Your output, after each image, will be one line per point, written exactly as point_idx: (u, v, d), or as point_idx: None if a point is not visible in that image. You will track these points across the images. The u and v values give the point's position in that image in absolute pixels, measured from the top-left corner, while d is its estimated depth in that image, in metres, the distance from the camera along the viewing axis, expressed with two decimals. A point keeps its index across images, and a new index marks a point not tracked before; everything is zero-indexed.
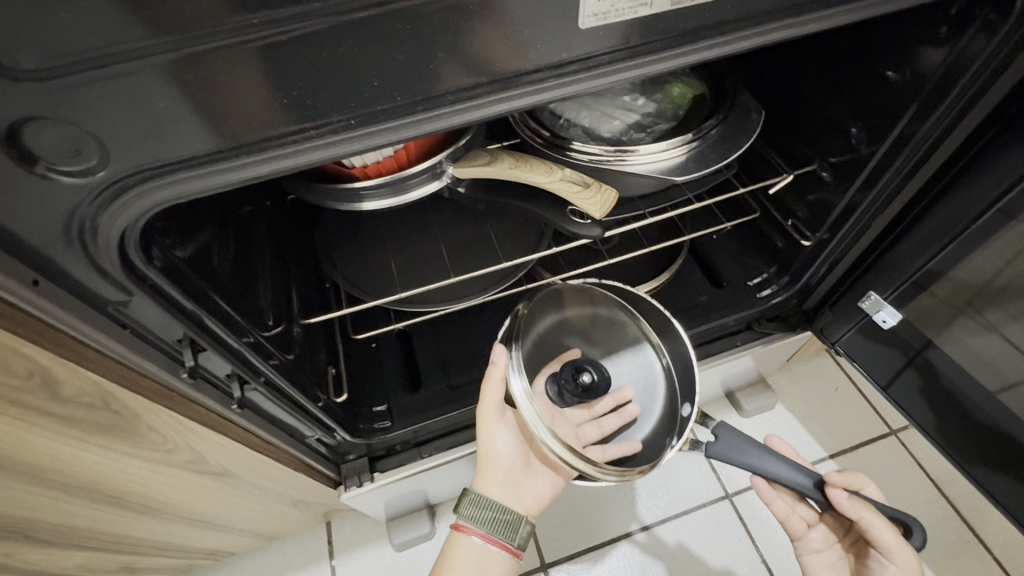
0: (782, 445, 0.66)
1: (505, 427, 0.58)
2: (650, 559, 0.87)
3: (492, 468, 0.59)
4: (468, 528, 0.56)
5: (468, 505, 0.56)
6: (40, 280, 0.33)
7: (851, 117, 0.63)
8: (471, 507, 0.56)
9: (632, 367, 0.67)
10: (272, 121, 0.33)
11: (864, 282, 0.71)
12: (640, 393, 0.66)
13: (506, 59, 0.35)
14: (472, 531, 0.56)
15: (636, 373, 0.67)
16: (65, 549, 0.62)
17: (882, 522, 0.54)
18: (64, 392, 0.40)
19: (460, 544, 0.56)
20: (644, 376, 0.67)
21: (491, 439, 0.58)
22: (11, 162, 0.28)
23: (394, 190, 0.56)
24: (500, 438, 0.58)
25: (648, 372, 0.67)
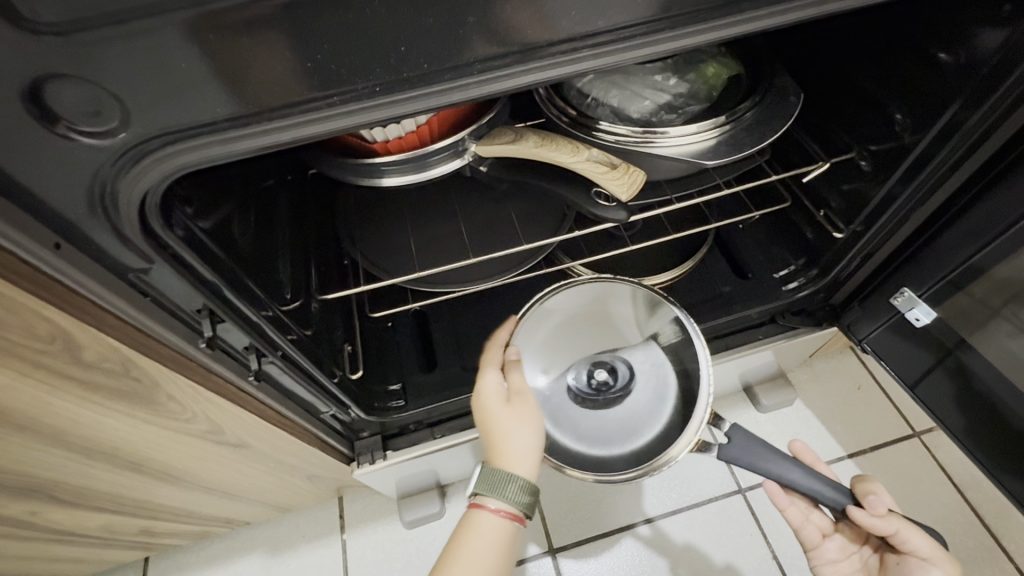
0: (807, 452, 0.65)
1: (533, 410, 0.56)
2: (654, 554, 0.87)
3: (524, 453, 0.54)
4: (509, 512, 0.53)
5: (519, 492, 0.53)
6: (63, 243, 0.33)
7: (898, 102, 0.60)
8: (520, 495, 0.53)
9: (654, 369, 0.59)
10: (295, 88, 0.31)
11: (899, 277, 0.68)
12: (647, 395, 0.58)
13: (536, 27, 0.34)
14: (511, 513, 0.53)
15: (656, 376, 0.59)
16: (89, 509, 0.64)
17: (914, 529, 0.55)
18: (86, 357, 0.40)
19: (495, 529, 0.52)
20: (655, 375, 0.59)
21: (520, 419, 0.55)
22: (33, 120, 0.28)
23: (415, 166, 0.56)
24: (530, 420, 0.55)
25: (670, 378, 0.58)
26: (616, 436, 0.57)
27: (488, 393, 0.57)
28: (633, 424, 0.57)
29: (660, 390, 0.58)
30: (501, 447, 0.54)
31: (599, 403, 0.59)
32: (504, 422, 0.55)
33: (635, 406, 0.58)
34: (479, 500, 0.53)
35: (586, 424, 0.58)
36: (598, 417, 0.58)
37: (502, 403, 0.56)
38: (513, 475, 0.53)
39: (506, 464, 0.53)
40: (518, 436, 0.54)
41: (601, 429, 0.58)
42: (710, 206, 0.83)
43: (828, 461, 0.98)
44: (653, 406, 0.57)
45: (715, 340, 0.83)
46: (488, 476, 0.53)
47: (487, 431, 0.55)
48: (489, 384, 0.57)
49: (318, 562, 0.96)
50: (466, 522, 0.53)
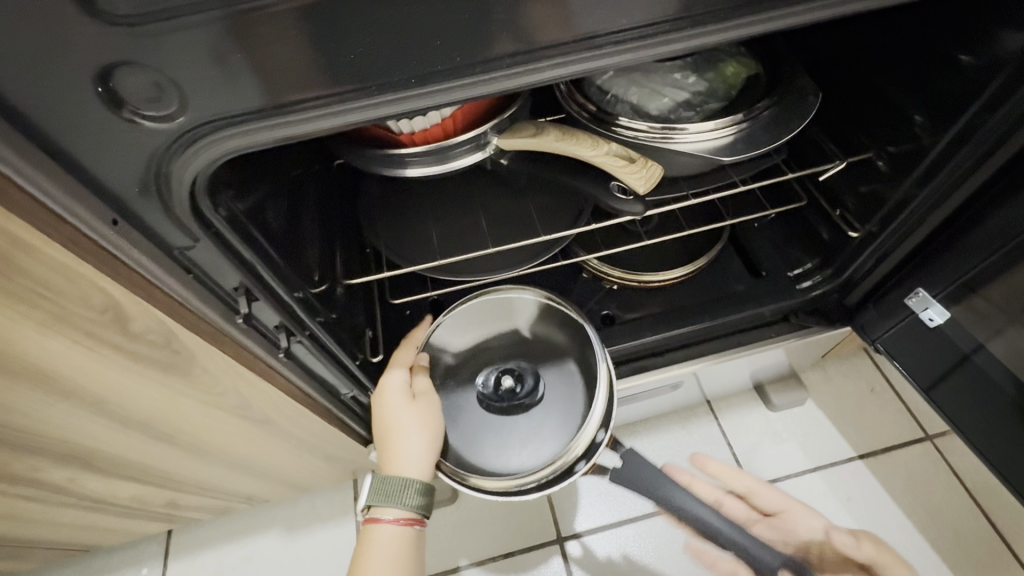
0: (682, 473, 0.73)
1: (433, 413, 0.59)
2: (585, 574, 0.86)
3: (419, 456, 0.57)
4: (406, 519, 0.56)
5: (415, 496, 0.56)
6: (119, 221, 0.36)
7: (917, 103, 0.61)
8: (416, 500, 0.56)
9: (562, 381, 0.63)
10: (336, 78, 0.34)
11: (913, 278, 0.70)
12: (554, 404, 0.62)
13: (564, 24, 0.35)
14: (409, 519, 0.57)
15: (564, 390, 0.63)
16: (122, 477, 0.67)
17: None
18: (133, 328, 0.43)
19: (392, 538, 0.55)
20: (563, 384, 0.63)
21: (419, 421, 0.58)
22: (102, 105, 0.30)
23: (439, 158, 0.58)
24: (429, 422, 0.59)
25: (577, 392, 0.63)
26: (518, 445, 0.61)
27: (391, 392, 0.59)
28: (535, 433, 0.61)
29: (565, 402, 0.62)
30: (398, 451, 0.57)
31: (504, 408, 0.62)
32: (402, 424, 0.58)
33: (538, 416, 0.62)
34: (375, 514, 0.56)
35: (491, 432, 0.62)
36: (501, 424, 0.62)
37: (405, 404, 0.59)
38: (409, 480, 0.56)
39: (400, 469, 0.56)
40: (414, 439, 0.57)
41: (504, 437, 0.61)
42: (726, 204, 0.84)
43: (837, 461, 0.99)
44: (557, 417, 0.62)
45: (727, 337, 0.84)
46: (382, 487, 0.56)
47: (386, 434, 0.58)
48: (394, 383, 0.60)
49: (332, 542, 0.99)
50: (365, 537, 0.56)
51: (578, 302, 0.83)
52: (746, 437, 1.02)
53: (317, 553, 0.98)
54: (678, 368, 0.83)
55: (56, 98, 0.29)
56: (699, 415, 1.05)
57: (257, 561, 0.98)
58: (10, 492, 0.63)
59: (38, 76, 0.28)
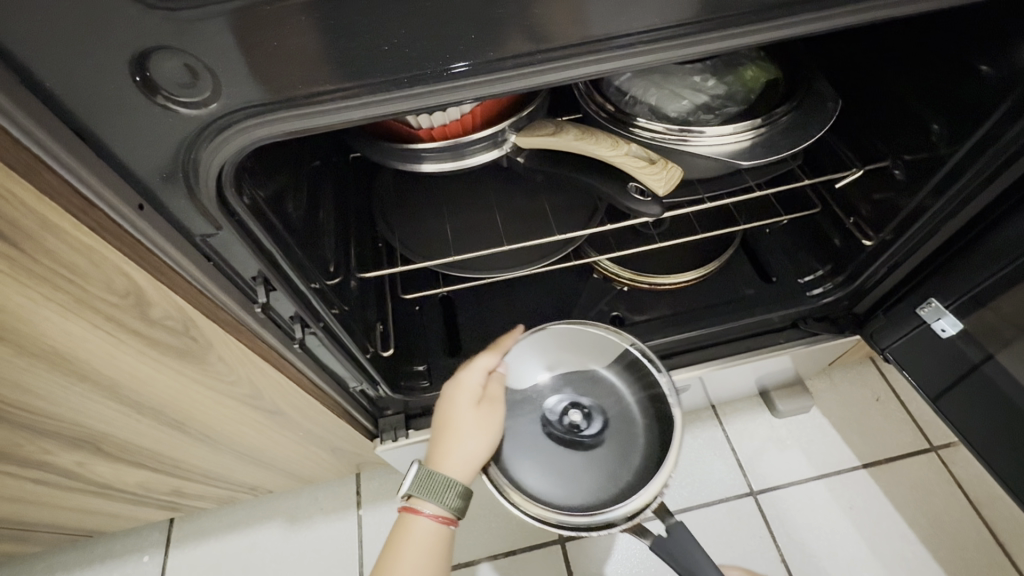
0: None
1: (496, 422, 0.58)
2: None
3: (467, 460, 0.56)
4: (443, 518, 0.55)
5: (455, 497, 0.55)
6: (145, 205, 0.36)
7: (934, 113, 0.60)
8: (455, 501, 0.55)
9: (625, 433, 0.62)
10: (370, 69, 0.34)
11: (926, 288, 0.70)
12: (612, 458, 0.60)
13: (597, 21, 0.36)
14: (445, 519, 0.56)
15: (625, 442, 0.61)
16: (130, 463, 0.68)
17: None
18: (152, 314, 0.43)
19: (428, 533, 0.54)
20: (626, 442, 0.61)
21: (480, 426, 0.57)
22: (137, 89, 0.30)
23: (453, 154, 0.58)
24: (489, 429, 0.58)
25: (636, 450, 0.60)
26: (564, 480, 0.59)
27: (463, 394, 0.59)
28: (585, 475, 0.59)
29: (623, 455, 0.60)
30: (450, 449, 0.56)
31: (565, 441, 0.61)
32: (464, 425, 0.57)
33: (592, 459, 0.61)
34: (415, 505, 0.55)
35: (542, 458, 0.60)
36: (555, 453, 0.60)
37: (471, 408, 0.59)
38: (452, 481, 0.55)
39: (447, 467, 0.56)
40: (469, 443, 0.57)
41: (553, 467, 0.59)
42: (740, 208, 0.84)
43: (839, 471, 0.99)
44: (612, 468, 0.60)
45: (735, 342, 0.84)
46: (426, 480, 0.55)
47: (444, 430, 0.58)
48: (469, 383, 0.60)
49: (333, 535, 0.99)
50: (401, 525, 0.55)
51: (587, 303, 0.83)
52: (750, 443, 1.02)
53: (318, 546, 0.98)
54: (685, 372, 0.83)
55: (89, 81, 0.29)
56: (704, 419, 1.05)
57: (259, 552, 0.99)
58: (21, 474, 0.63)
59: (74, 59, 0.28)
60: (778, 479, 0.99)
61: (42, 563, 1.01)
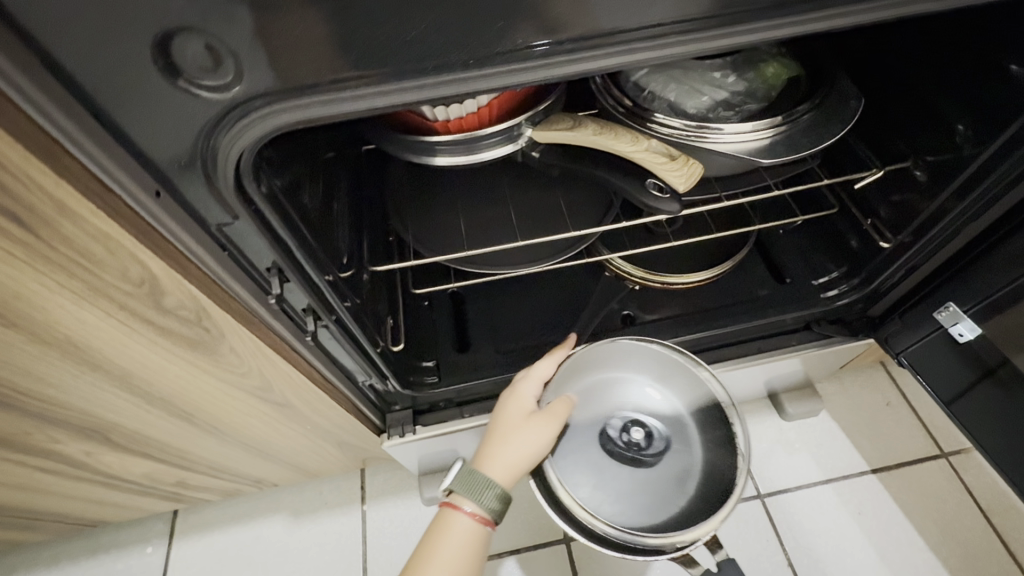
0: None
1: (549, 429, 0.58)
2: None
3: (513, 463, 0.57)
4: (481, 517, 0.55)
5: (493, 498, 0.55)
6: (162, 192, 0.35)
7: (959, 114, 0.59)
8: (494, 501, 0.55)
9: (683, 464, 0.61)
10: (396, 56, 0.33)
11: (944, 291, 0.69)
12: (668, 488, 0.60)
13: (626, 11, 0.35)
14: (483, 519, 0.55)
15: (682, 472, 0.61)
16: (137, 453, 0.67)
17: None
18: (166, 303, 0.42)
19: (466, 531, 0.54)
20: (683, 475, 0.60)
21: (530, 433, 0.58)
22: (158, 73, 0.29)
23: (466, 149, 0.57)
24: (539, 437, 0.57)
25: (693, 483, 0.59)
26: (615, 496, 0.58)
27: (517, 402, 0.61)
28: (638, 497, 0.59)
29: (679, 485, 0.60)
30: (496, 451, 0.57)
31: (622, 455, 0.61)
32: (513, 429, 0.58)
33: (646, 482, 0.60)
34: (455, 501, 0.55)
35: (595, 470, 0.60)
36: (610, 466, 0.60)
37: (523, 415, 0.60)
38: (491, 481, 0.55)
39: (490, 468, 0.56)
40: (515, 445, 0.57)
41: (606, 481, 0.59)
42: (755, 208, 0.83)
43: (848, 475, 0.98)
44: (666, 497, 0.59)
45: (746, 342, 0.83)
46: (467, 476, 0.55)
47: (495, 433, 0.59)
48: (524, 390, 0.62)
49: (337, 530, 0.99)
50: (439, 521, 0.55)
51: (599, 302, 0.82)
52: (758, 446, 1.02)
53: (322, 540, 0.98)
54: None
55: (108, 63, 0.28)
56: None
57: (263, 545, 0.99)
58: (27, 462, 0.63)
59: (92, 39, 0.27)
60: (785, 482, 0.98)
61: (46, 552, 1.01)
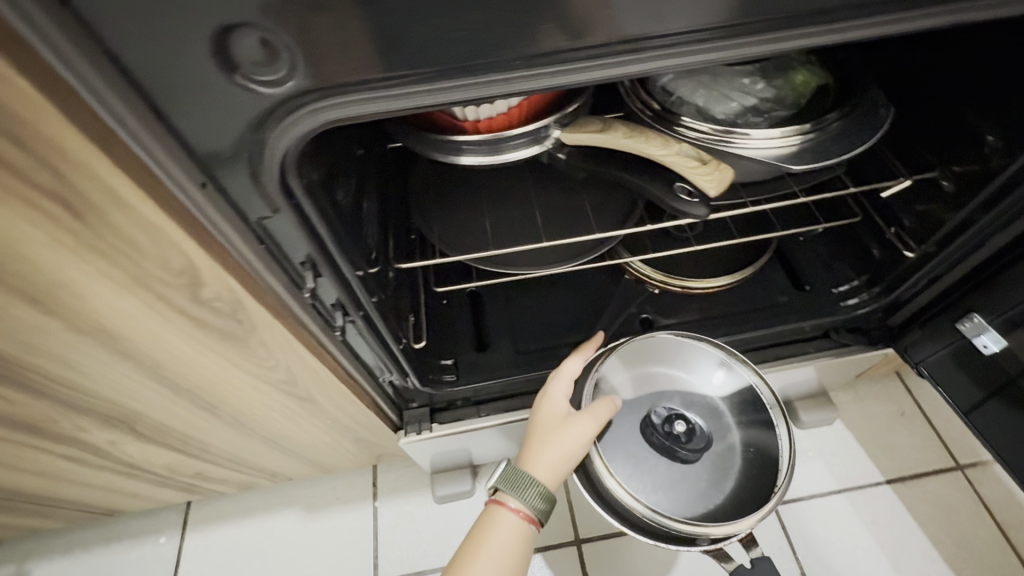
0: None
1: (589, 426, 0.58)
2: None
3: (556, 462, 0.57)
4: (527, 515, 0.55)
5: (537, 497, 0.56)
6: (208, 184, 0.35)
7: (988, 124, 0.59)
8: (538, 499, 0.56)
9: (718, 462, 0.62)
10: (446, 55, 0.33)
11: (970, 302, 0.68)
12: (704, 482, 0.61)
13: (669, 16, 0.35)
14: (527, 517, 0.56)
15: (716, 469, 0.62)
16: (158, 444, 0.68)
17: None
18: (204, 294, 0.43)
19: (513, 528, 0.55)
20: (719, 473, 0.62)
21: (572, 434, 0.57)
22: (215, 68, 0.30)
23: (490, 148, 0.57)
24: (580, 438, 0.57)
25: (726, 482, 0.61)
26: (653, 486, 0.59)
27: (551, 402, 0.61)
28: (675, 486, 0.60)
29: (712, 482, 0.61)
30: (538, 450, 0.57)
31: (662, 447, 0.61)
32: (554, 430, 0.58)
33: (682, 475, 0.61)
34: (500, 498, 0.56)
35: (633, 461, 0.60)
36: (648, 457, 0.61)
37: (560, 414, 0.60)
38: (536, 479, 0.56)
39: (533, 468, 0.57)
40: (558, 445, 0.57)
41: (644, 471, 0.60)
42: (777, 215, 0.82)
43: (862, 485, 0.97)
44: (703, 491, 0.60)
45: (764, 349, 0.83)
46: (512, 474, 0.56)
47: (534, 434, 0.59)
48: (557, 390, 0.62)
49: (349, 525, 0.99)
50: (486, 518, 0.55)
51: (618, 305, 0.82)
52: None
53: (333, 536, 0.98)
54: None
55: (166, 57, 0.29)
56: None
57: (274, 538, 0.99)
58: (53, 449, 0.64)
59: (154, 32, 0.28)
60: (799, 491, 0.97)
61: (61, 540, 1.02)
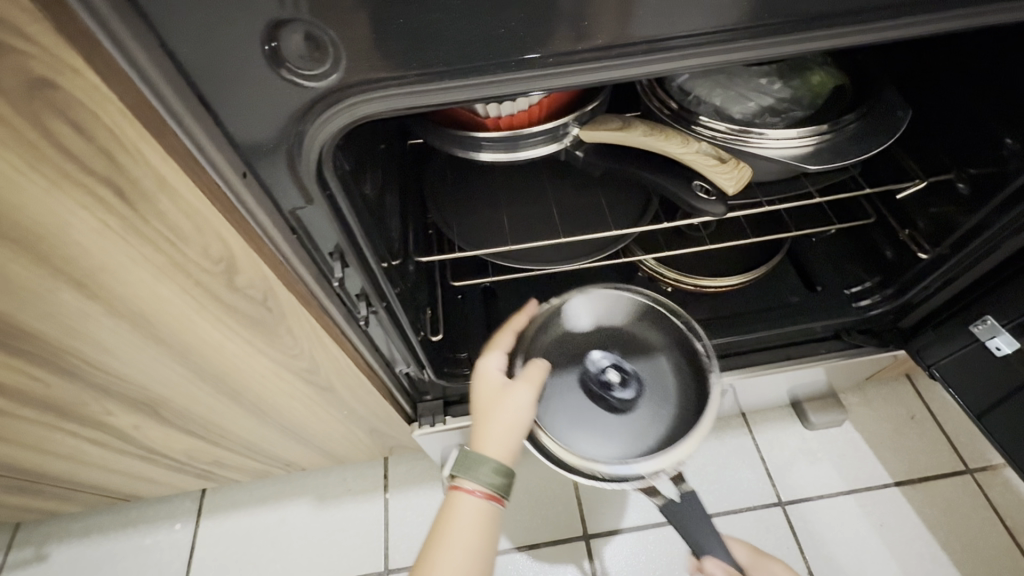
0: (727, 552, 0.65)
1: (528, 393, 0.57)
2: None
3: (503, 435, 0.56)
4: (486, 495, 0.54)
5: (492, 473, 0.54)
6: (248, 174, 0.37)
7: (1006, 127, 0.60)
8: (494, 476, 0.54)
9: (656, 406, 0.61)
10: (482, 52, 0.34)
11: (983, 305, 0.69)
12: (640, 422, 0.61)
13: (696, 17, 0.36)
14: (487, 495, 0.54)
15: (653, 408, 0.61)
16: (180, 429, 0.70)
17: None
18: (237, 281, 0.44)
19: (474, 510, 0.53)
20: (657, 412, 0.61)
21: (511, 404, 0.57)
22: (264, 61, 0.31)
23: (507, 146, 0.58)
24: (520, 406, 0.57)
25: (663, 422, 0.60)
26: (589, 433, 0.60)
27: (485, 378, 0.60)
28: (609, 431, 0.60)
29: (648, 424, 0.60)
30: (484, 429, 0.56)
31: (594, 396, 0.62)
32: (495, 402, 0.57)
33: (618, 420, 0.61)
34: (457, 484, 0.55)
35: (569, 411, 0.62)
36: (582, 405, 0.62)
37: (497, 388, 0.59)
38: (487, 456, 0.54)
39: (483, 446, 0.55)
40: (500, 417, 0.56)
41: (579, 421, 0.61)
42: (790, 216, 0.83)
43: (871, 486, 0.98)
44: (639, 432, 0.60)
45: (775, 349, 0.84)
46: (463, 457, 0.55)
47: (478, 413, 0.58)
48: (489, 365, 0.61)
49: (360, 516, 1.01)
50: (446, 508, 0.54)
51: None
52: (781, 453, 1.02)
53: (345, 526, 1.00)
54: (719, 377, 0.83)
55: (219, 51, 0.30)
56: (733, 426, 1.05)
57: (287, 528, 1.01)
58: (79, 433, 0.66)
59: (211, 26, 0.29)
60: (807, 491, 0.98)
61: (78, 524, 1.04)
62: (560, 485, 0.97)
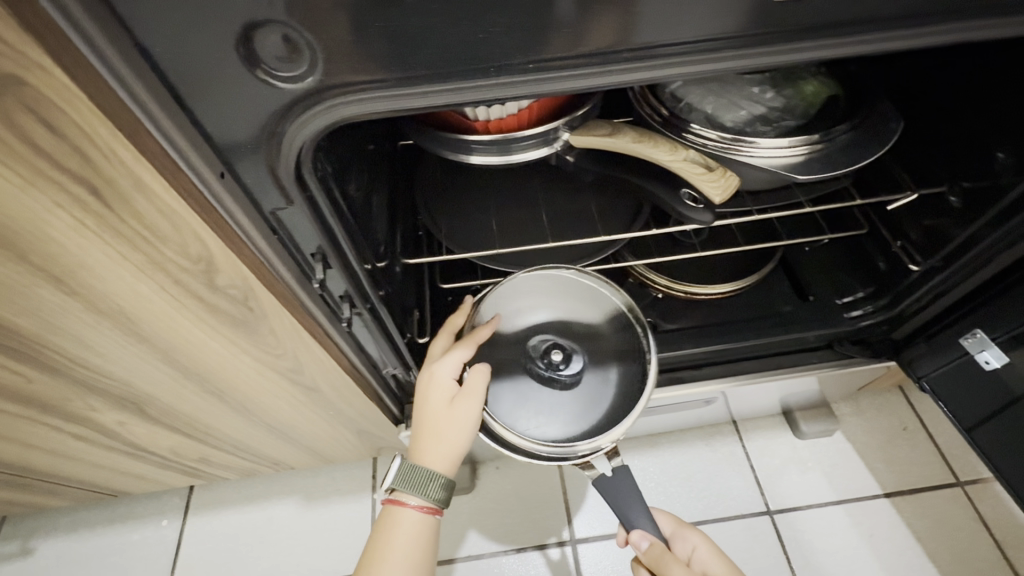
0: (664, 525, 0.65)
1: (473, 408, 0.58)
2: None
3: (448, 450, 0.58)
4: (428, 508, 0.59)
5: (438, 490, 0.58)
6: (226, 173, 0.37)
7: (999, 141, 0.59)
8: (438, 491, 0.58)
9: (598, 385, 0.61)
10: (461, 57, 0.34)
11: (974, 318, 0.68)
12: (582, 399, 0.60)
13: (680, 26, 0.36)
14: (430, 509, 0.59)
15: (596, 385, 0.61)
16: (165, 426, 0.69)
17: (714, 555, 0.60)
18: (217, 281, 0.44)
19: (415, 522, 0.58)
20: (600, 389, 0.61)
21: (457, 425, 0.58)
22: (240, 62, 0.31)
23: (501, 150, 0.58)
24: (467, 426, 0.58)
25: (604, 401, 0.60)
26: (532, 413, 0.60)
27: (433, 388, 0.59)
28: (553, 410, 0.60)
29: (591, 403, 0.60)
30: (430, 447, 0.58)
31: (539, 375, 0.61)
32: (442, 420, 0.58)
33: (560, 401, 0.60)
34: (399, 497, 0.59)
35: (514, 392, 0.61)
36: (528, 384, 0.61)
37: (445, 401, 0.59)
38: (433, 474, 0.58)
39: (428, 462, 0.58)
40: (446, 436, 0.58)
41: (524, 401, 0.60)
42: (782, 225, 0.83)
43: (860, 497, 0.97)
44: (581, 409, 0.60)
45: (765, 358, 0.83)
46: (409, 474, 0.58)
47: (425, 427, 0.59)
48: (440, 371, 0.59)
49: (348, 516, 1.00)
50: (388, 518, 0.59)
51: None
52: (770, 462, 1.01)
53: (332, 526, 1.00)
54: (709, 385, 0.83)
55: (193, 51, 0.30)
56: (724, 433, 1.05)
57: (274, 526, 1.01)
58: (65, 428, 0.65)
59: (184, 25, 0.29)
60: (797, 500, 0.97)
61: (66, 518, 1.04)
62: (548, 488, 0.97)
